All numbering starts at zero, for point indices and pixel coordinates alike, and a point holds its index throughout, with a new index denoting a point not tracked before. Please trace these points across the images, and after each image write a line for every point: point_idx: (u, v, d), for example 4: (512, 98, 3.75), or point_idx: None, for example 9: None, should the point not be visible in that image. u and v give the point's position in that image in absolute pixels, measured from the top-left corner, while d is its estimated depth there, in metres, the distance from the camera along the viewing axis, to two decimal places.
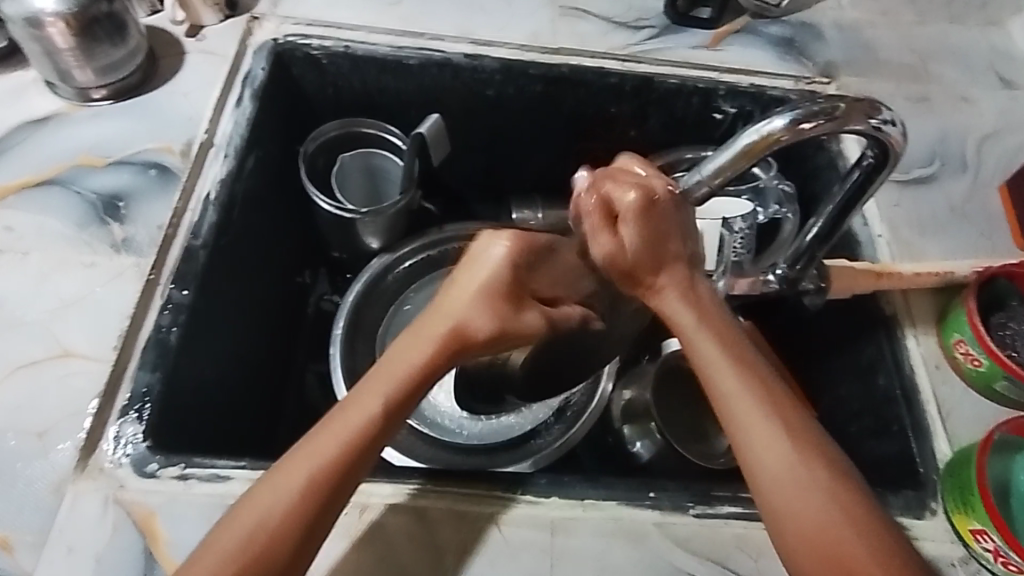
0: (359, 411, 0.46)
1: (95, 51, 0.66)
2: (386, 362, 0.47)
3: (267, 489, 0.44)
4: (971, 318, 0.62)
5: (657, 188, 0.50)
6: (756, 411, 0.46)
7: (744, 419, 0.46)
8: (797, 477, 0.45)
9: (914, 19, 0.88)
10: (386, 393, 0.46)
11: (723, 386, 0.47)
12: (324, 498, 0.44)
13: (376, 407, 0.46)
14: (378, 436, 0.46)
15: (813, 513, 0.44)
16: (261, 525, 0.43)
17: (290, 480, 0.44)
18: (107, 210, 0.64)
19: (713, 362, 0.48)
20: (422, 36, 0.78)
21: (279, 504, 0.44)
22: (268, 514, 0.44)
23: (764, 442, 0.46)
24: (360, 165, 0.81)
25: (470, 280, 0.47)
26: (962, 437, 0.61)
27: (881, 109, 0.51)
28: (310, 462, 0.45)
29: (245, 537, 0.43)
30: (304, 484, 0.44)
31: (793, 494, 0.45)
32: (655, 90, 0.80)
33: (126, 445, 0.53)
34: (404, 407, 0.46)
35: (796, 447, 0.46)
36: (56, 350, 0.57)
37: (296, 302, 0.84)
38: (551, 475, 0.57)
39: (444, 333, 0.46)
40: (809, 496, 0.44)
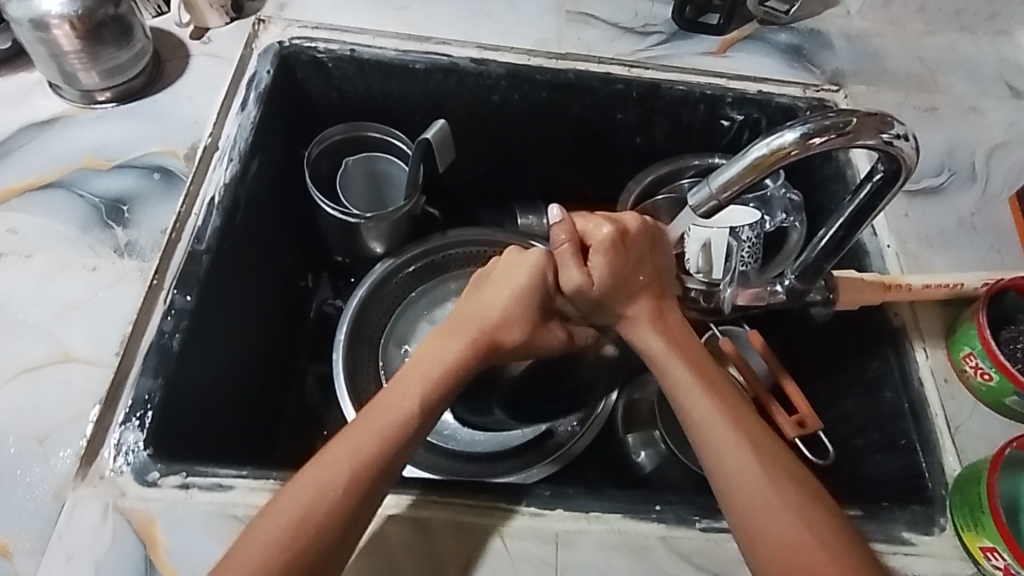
0: (393, 410, 0.52)
1: (100, 53, 0.65)
2: (419, 365, 0.55)
3: (307, 481, 0.48)
4: (981, 332, 0.61)
5: (630, 226, 0.61)
6: (734, 436, 0.52)
7: (712, 436, 0.52)
8: (771, 494, 0.49)
9: (923, 29, 0.87)
10: (417, 393, 0.53)
11: (705, 417, 0.53)
12: (365, 486, 0.48)
13: (411, 407, 0.52)
14: (407, 436, 0.51)
15: (786, 527, 0.48)
16: (302, 515, 0.47)
17: (337, 470, 0.48)
18: (110, 214, 0.63)
19: (681, 383, 0.56)
20: (428, 41, 0.78)
21: (320, 497, 0.47)
22: (304, 504, 0.47)
23: (738, 463, 0.51)
24: (364, 169, 0.80)
25: (500, 290, 0.60)
26: (972, 452, 0.60)
27: (894, 124, 0.50)
28: (351, 457, 0.49)
29: (285, 526, 0.46)
30: (346, 472, 0.48)
31: (763, 507, 0.49)
32: (662, 97, 0.79)
33: (128, 452, 0.53)
34: (433, 409, 0.53)
35: (770, 467, 0.50)
36: (57, 354, 0.56)
37: (298, 306, 0.84)
38: (555, 487, 0.56)
39: (478, 334, 0.58)
40: (780, 510, 0.48)
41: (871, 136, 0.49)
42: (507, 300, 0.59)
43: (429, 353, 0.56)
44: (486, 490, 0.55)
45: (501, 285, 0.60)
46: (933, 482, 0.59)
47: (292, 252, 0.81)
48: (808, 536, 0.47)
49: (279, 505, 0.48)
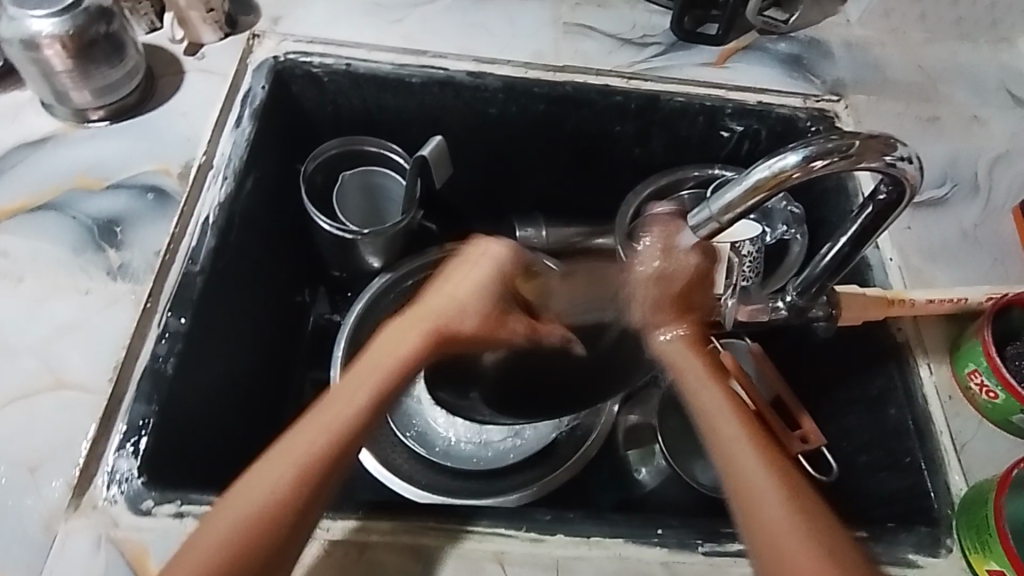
0: (348, 399, 0.47)
1: (92, 71, 0.65)
2: (377, 351, 0.51)
3: (259, 476, 0.43)
4: (986, 349, 0.60)
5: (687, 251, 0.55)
6: (748, 439, 0.48)
7: (737, 457, 0.47)
8: (783, 501, 0.44)
9: (924, 37, 0.86)
10: (373, 383, 0.48)
11: (718, 413, 0.50)
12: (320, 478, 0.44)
13: (365, 397, 0.48)
14: (361, 428, 0.47)
15: (796, 540, 0.42)
16: (255, 513, 0.42)
17: (299, 452, 0.44)
18: (103, 235, 0.62)
19: (714, 406, 0.51)
20: (425, 54, 0.77)
21: (270, 491, 0.43)
22: (261, 498, 0.42)
23: (754, 470, 0.46)
24: (360, 183, 0.79)
25: (460, 283, 0.55)
26: (977, 471, 0.60)
27: (897, 146, 0.49)
28: (305, 443, 0.45)
29: (239, 521, 0.42)
30: (300, 463, 0.44)
31: (773, 514, 0.43)
32: (662, 108, 0.78)
33: (121, 481, 0.52)
34: (389, 398, 0.49)
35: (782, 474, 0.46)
36: (49, 381, 0.56)
37: (294, 322, 0.83)
38: (555, 511, 0.55)
39: (428, 327, 0.53)
40: (790, 520, 0.43)
41: (874, 159, 0.49)
42: (467, 295, 0.55)
43: (389, 340, 0.51)
44: (485, 515, 0.55)
45: (464, 277, 0.56)
46: (938, 501, 0.58)
47: (288, 267, 0.80)
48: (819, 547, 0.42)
49: (227, 504, 0.43)
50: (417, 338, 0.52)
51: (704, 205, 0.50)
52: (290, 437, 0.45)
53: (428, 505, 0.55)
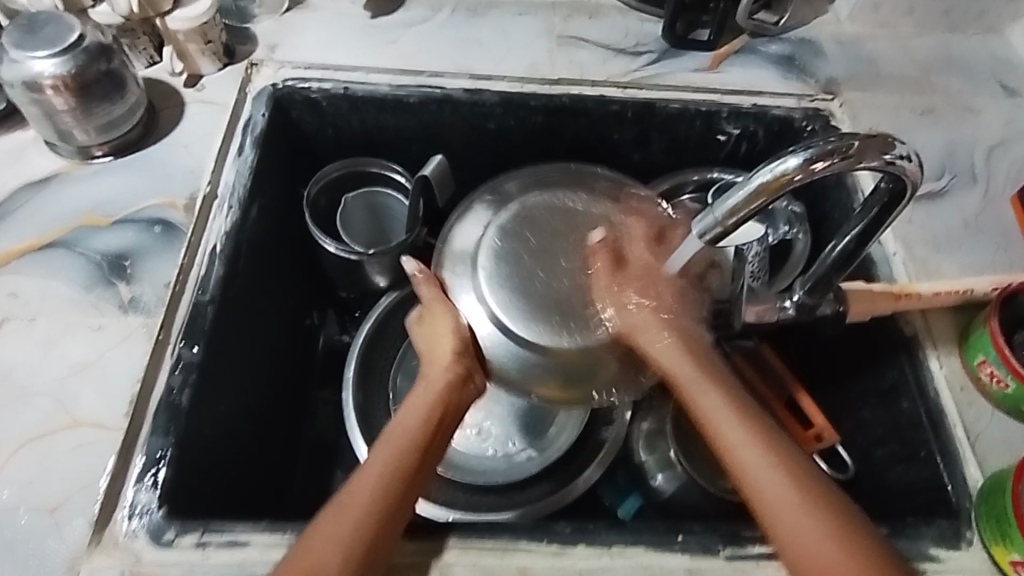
0: (380, 463, 0.53)
1: (94, 109, 0.65)
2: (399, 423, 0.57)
3: (357, 486, 0.51)
4: (995, 340, 0.60)
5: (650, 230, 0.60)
6: (750, 448, 0.51)
7: (738, 453, 0.52)
8: (795, 499, 0.49)
9: (913, 31, 0.87)
10: (401, 446, 0.54)
11: (721, 428, 0.53)
12: (398, 492, 0.52)
13: (392, 455, 0.54)
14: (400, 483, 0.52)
15: (809, 534, 0.47)
16: (340, 519, 0.49)
17: (360, 488, 0.51)
18: (113, 270, 0.63)
19: (715, 408, 0.54)
20: (421, 74, 0.78)
21: (366, 504, 0.50)
22: (347, 514, 0.49)
23: (760, 464, 0.51)
24: (363, 204, 0.80)
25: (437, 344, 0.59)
26: (993, 461, 0.60)
27: (895, 144, 0.50)
28: (372, 473, 0.52)
29: (339, 518, 0.49)
30: (380, 478, 0.52)
31: (789, 516, 0.48)
32: (658, 115, 0.79)
33: (142, 515, 0.53)
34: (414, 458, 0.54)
35: (784, 469, 0.50)
36: (65, 419, 0.56)
37: (305, 346, 0.83)
38: (576, 522, 0.55)
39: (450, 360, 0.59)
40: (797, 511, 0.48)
41: (874, 157, 0.49)
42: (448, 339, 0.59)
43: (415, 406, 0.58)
44: (506, 529, 0.55)
45: (443, 320, 0.59)
46: (956, 495, 0.58)
47: (294, 290, 0.80)
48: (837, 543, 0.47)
49: (332, 515, 0.49)
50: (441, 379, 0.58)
51: (707, 209, 0.50)
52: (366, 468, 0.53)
53: (449, 525, 0.55)
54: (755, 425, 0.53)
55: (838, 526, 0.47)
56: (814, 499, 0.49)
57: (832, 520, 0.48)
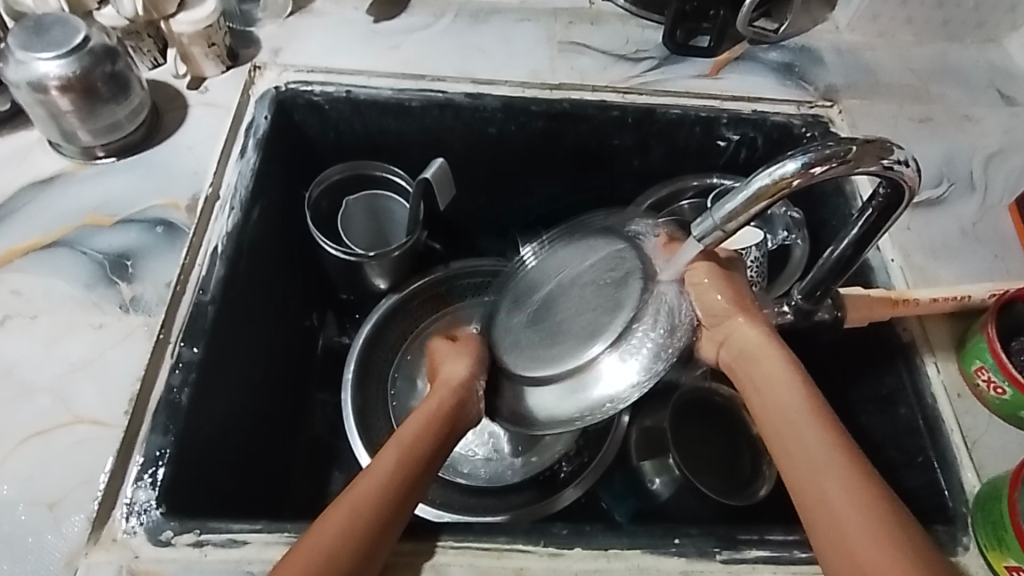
0: (378, 471, 0.50)
1: (99, 110, 0.66)
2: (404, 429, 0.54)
3: (355, 493, 0.48)
4: (991, 346, 0.60)
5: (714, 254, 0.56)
6: (812, 436, 0.48)
7: (812, 456, 0.47)
8: (849, 491, 0.45)
9: (911, 40, 0.88)
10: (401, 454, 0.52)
11: (784, 413, 0.49)
12: (400, 495, 0.50)
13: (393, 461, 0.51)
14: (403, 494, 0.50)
15: (858, 526, 0.44)
16: (348, 516, 0.47)
17: (363, 488, 0.49)
18: (115, 269, 0.63)
19: (790, 407, 0.49)
20: (423, 78, 0.78)
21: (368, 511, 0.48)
22: (346, 516, 0.47)
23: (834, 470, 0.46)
24: (364, 207, 0.80)
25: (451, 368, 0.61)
26: (991, 467, 0.60)
27: (893, 149, 0.50)
28: (378, 473, 0.50)
29: (343, 517, 0.47)
30: (384, 486, 0.49)
31: (839, 506, 0.45)
32: (658, 121, 0.79)
33: (140, 513, 0.53)
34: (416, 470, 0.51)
35: (843, 462, 0.46)
36: (65, 416, 0.56)
37: (305, 348, 0.83)
38: (573, 525, 0.55)
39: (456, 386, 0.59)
40: (851, 501, 0.45)
41: (872, 162, 0.49)
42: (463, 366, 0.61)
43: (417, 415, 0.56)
44: (502, 531, 0.55)
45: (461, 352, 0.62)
46: (952, 499, 0.58)
47: (295, 292, 0.81)
48: (889, 538, 0.43)
49: (330, 517, 0.47)
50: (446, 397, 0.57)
51: (706, 213, 0.50)
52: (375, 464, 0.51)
53: (446, 526, 0.55)
54: (823, 416, 0.49)
55: (890, 522, 0.43)
56: (870, 492, 0.45)
57: (886, 514, 0.44)
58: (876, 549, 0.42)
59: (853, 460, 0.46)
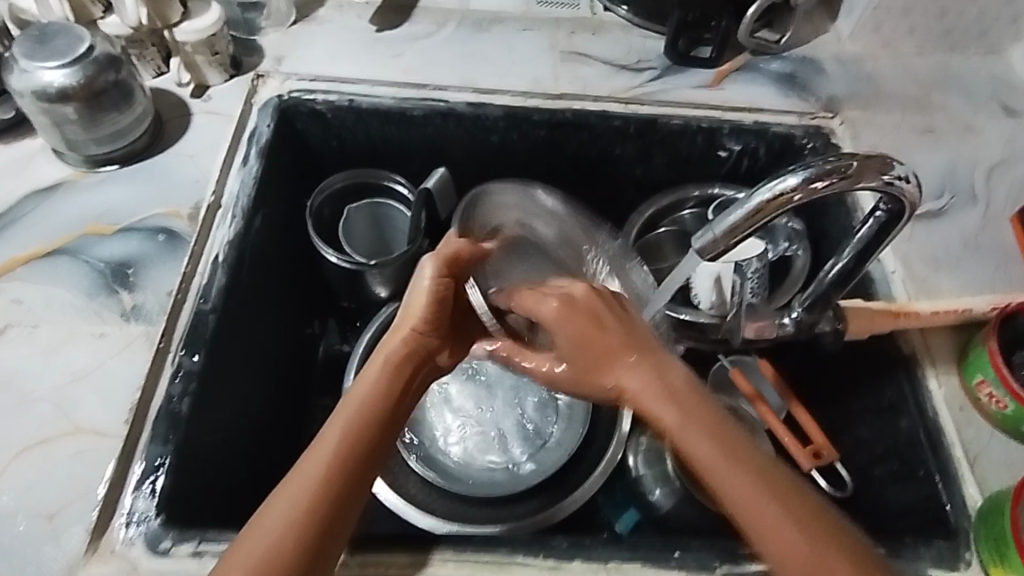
0: (326, 443, 0.49)
1: (102, 118, 0.66)
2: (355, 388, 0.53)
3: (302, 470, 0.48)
4: (993, 360, 0.60)
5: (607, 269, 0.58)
6: (717, 449, 0.49)
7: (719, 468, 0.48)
8: (763, 490, 0.48)
9: (914, 50, 0.88)
10: (346, 421, 0.50)
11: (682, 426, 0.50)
12: (356, 464, 0.49)
13: (340, 431, 0.50)
14: (353, 461, 0.49)
15: (779, 523, 0.47)
16: (295, 509, 0.47)
17: (312, 469, 0.48)
18: (116, 278, 0.64)
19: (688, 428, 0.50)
20: (426, 87, 0.78)
21: (313, 488, 0.47)
22: (290, 510, 0.47)
23: (742, 476, 0.48)
24: (365, 214, 0.80)
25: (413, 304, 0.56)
26: (993, 482, 0.59)
27: (894, 164, 0.50)
28: (327, 450, 0.49)
29: (287, 510, 0.47)
30: (333, 457, 0.49)
31: (756, 506, 0.47)
32: (660, 131, 0.80)
33: (139, 523, 0.53)
34: (367, 434, 0.50)
35: (750, 467, 0.48)
36: (65, 426, 0.56)
37: (305, 355, 0.83)
38: (572, 537, 0.55)
39: (416, 324, 0.55)
40: (766, 497, 0.47)
41: (873, 177, 0.49)
42: (424, 304, 0.55)
43: (374, 368, 0.53)
44: (503, 543, 0.55)
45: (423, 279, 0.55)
46: (954, 513, 0.58)
47: (296, 299, 0.81)
48: (807, 530, 0.46)
49: (264, 517, 0.47)
50: (403, 342, 0.55)
51: (707, 226, 0.51)
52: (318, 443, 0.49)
53: (446, 537, 0.55)
54: (720, 428, 0.50)
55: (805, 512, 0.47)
56: (782, 490, 0.48)
57: (800, 516, 0.47)
58: (791, 554, 0.46)
59: (755, 458, 0.49)
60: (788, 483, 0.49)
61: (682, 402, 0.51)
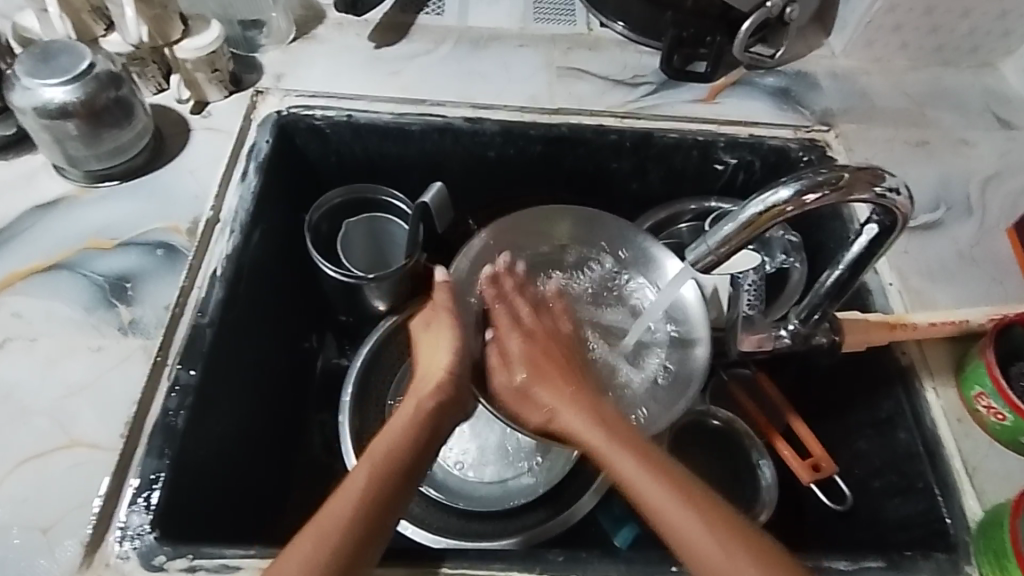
0: (357, 481, 0.52)
1: (103, 134, 0.67)
2: (382, 438, 0.57)
3: (335, 505, 0.50)
4: (990, 371, 0.60)
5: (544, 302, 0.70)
6: (638, 469, 0.53)
7: (666, 513, 0.50)
8: (685, 508, 0.50)
9: (907, 64, 0.89)
10: (375, 465, 0.53)
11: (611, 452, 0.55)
12: (383, 504, 0.51)
13: (369, 473, 0.52)
14: (383, 501, 0.51)
15: (703, 540, 0.48)
16: (320, 540, 0.48)
17: (333, 509, 0.50)
18: (115, 293, 0.64)
19: (628, 471, 0.53)
20: (423, 103, 0.79)
21: (345, 522, 0.49)
22: (318, 546, 0.47)
23: (689, 522, 0.49)
24: (363, 229, 0.81)
25: (433, 362, 0.64)
26: (993, 495, 0.59)
27: (885, 176, 0.50)
28: (352, 492, 0.51)
29: (313, 548, 0.47)
30: (366, 489, 0.51)
31: (691, 534, 0.49)
32: (656, 145, 0.80)
33: (133, 537, 0.52)
34: (400, 475, 0.53)
35: (672, 481, 0.52)
36: (61, 440, 0.56)
37: (303, 370, 0.83)
38: (569, 552, 0.55)
39: (441, 383, 0.62)
40: (684, 512, 0.50)
41: (865, 189, 0.49)
42: (446, 357, 0.64)
43: (401, 420, 0.59)
44: (497, 558, 0.54)
45: (444, 337, 0.66)
46: (954, 526, 0.58)
47: (294, 314, 0.81)
48: (732, 544, 0.48)
49: (291, 553, 0.47)
50: (429, 399, 0.60)
51: (700, 239, 0.52)
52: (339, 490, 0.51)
53: (441, 552, 0.55)
54: (665, 472, 0.53)
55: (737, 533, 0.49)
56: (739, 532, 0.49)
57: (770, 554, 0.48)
58: None
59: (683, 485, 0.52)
60: (721, 508, 0.51)
61: (619, 435, 0.56)
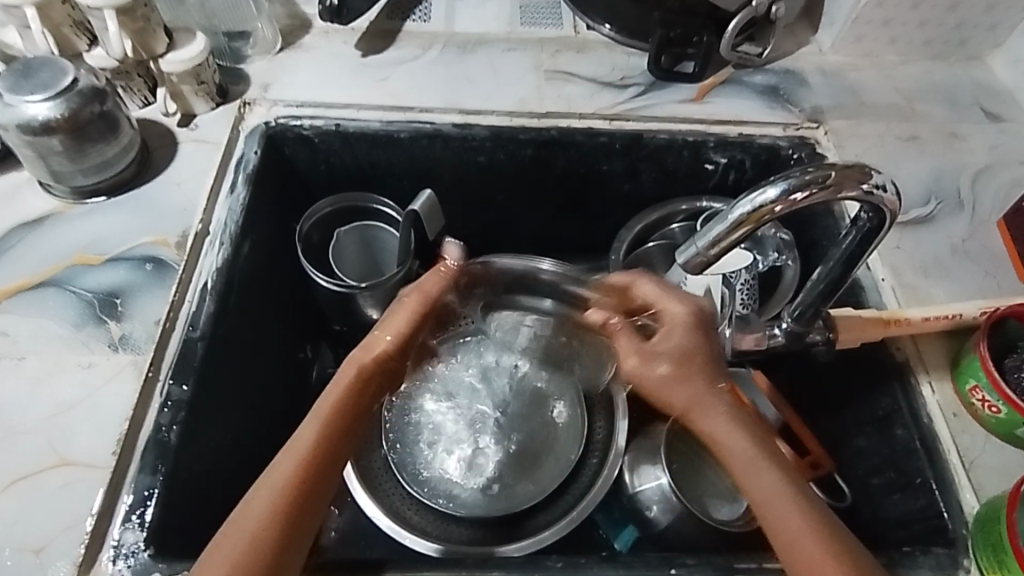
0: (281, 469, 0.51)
1: (87, 149, 0.66)
2: (297, 440, 0.53)
3: (257, 499, 0.49)
4: (985, 364, 0.60)
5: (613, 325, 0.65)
6: (768, 474, 0.53)
7: (785, 516, 0.50)
8: (800, 510, 0.50)
9: (896, 59, 0.89)
10: (290, 467, 0.51)
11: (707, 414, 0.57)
12: (307, 498, 0.50)
13: (290, 469, 0.51)
14: (304, 500, 0.50)
15: (807, 541, 0.49)
16: (252, 538, 0.47)
17: (262, 500, 0.49)
18: (103, 308, 0.63)
19: (743, 462, 0.54)
20: (412, 110, 0.79)
21: (262, 520, 0.48)
22: (244, 539, 0.47)
23: (801, 530, 0.49)
24: (355, 237, 0.81)
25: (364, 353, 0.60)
26: (991, 488, 0.59)
27: (872, 173, 0.50)
28: (272, 488, 0.50)
29: (246, 542, 0.47)
30: (282, 483, 0.50)
31: (795, 533, 0.49)
32: (646, 146, 0.80)
33: (127, 556, 0.52)
34: (315, 474, 0.51)
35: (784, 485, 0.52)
36: (51, 459, 0.56)
37: (298, 381, 0.83)
38: (567, 558, 0.55)
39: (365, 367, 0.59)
40: (810, 535, 0.49)
41: (853, 187, 0.49)
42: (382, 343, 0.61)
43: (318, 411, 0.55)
44: (494, 567, 0.54)
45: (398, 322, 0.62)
46: (952, 521, 0.58)
47: (288, 325, 0.81)
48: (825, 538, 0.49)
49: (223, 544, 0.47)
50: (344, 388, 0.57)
51: (690, 240, 0.52)
52: (264, 484, 0.50)
53: (440, 562, 0.55)
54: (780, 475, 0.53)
55: (832, 551, 0.48)
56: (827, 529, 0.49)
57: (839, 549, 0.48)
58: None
59: (803, 503, 0.51)
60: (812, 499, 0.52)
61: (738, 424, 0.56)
